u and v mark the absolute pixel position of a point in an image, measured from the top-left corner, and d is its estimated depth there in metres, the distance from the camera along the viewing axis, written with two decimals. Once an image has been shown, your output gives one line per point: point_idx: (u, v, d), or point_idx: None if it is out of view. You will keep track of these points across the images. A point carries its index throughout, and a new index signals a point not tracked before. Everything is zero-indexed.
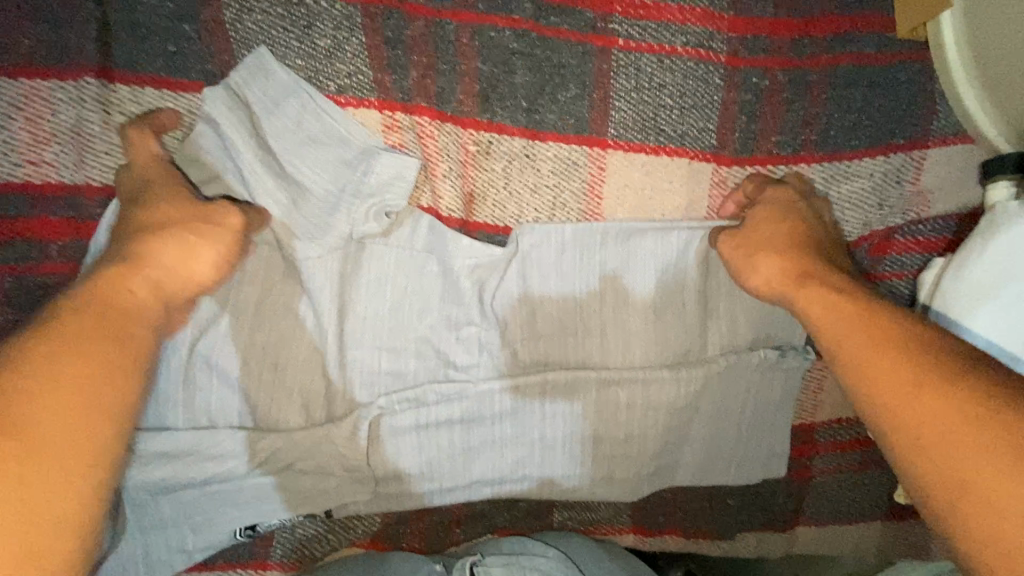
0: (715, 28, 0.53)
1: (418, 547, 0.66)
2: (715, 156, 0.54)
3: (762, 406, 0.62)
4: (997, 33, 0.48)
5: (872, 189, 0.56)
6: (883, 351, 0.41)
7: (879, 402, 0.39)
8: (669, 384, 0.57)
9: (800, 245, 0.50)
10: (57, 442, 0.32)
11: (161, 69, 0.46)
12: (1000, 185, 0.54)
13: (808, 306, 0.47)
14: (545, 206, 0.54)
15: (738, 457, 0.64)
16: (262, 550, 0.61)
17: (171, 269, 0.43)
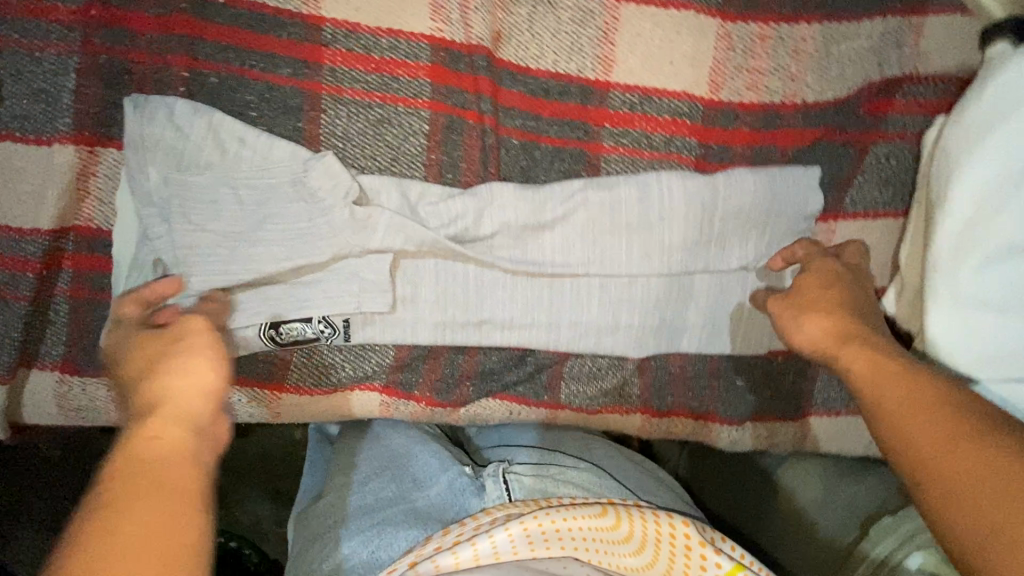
0: None
1: (427, 396, 0.66)
2: (721, 13, 0.60)
3: (768, 251, 0.63)
4: None
5: (870, 49, 0.60)
6: (921, 403, 0.42)
7: (924, 467, 0.39)
8: (674, 216, 0.61)
9: (843, 303, 0.53)
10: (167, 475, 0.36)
11: None
12: (1003, 41, 0.57)
13: (848, 361, 0.48)
14: (564, 50, 0.60)
15: (745, 312, 0.65)
16: (279, 372, 0.63)
17: (177, 377, 0.42)
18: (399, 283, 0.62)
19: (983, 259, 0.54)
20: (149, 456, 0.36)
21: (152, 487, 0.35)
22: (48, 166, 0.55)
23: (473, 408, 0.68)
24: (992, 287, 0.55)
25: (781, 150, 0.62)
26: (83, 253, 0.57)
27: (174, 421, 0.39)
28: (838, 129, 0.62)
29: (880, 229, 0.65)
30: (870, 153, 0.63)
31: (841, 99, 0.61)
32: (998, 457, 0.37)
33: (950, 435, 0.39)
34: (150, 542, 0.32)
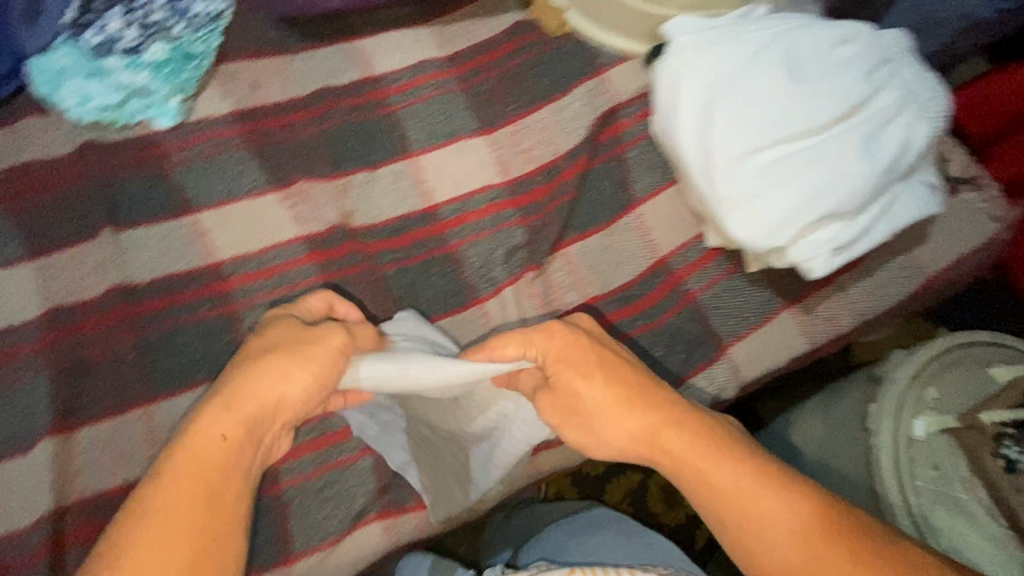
0: (448, 78, 0.90)
1: (418, 499, 0.74)
2: (482, 130, 0.86)
3: (602, 253, 0.83)
4: (606, 13, 0.91)
5: (586, 106, 0.87)
6: (754, 472, 0.59)
7: (748, 537, 0.58)
8: (518, 265, 0.81)
9: (614, 376, 0.65)
10: (185, 515, 0.51)
11: (148, 215, 0.79)
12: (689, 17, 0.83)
13: (671, 445, 0.62)
14: (394, 201, 0.83)
15: (616, 298, 0.82)
16: (283, 545, 0.69)
17: (584, 396, 0.65)
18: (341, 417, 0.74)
19: (729, 173, 0.74)
20: (211, 455, 0.54)
21: (702, 441, 0.62)
22: (43, 462, 0.67)
23: (463, 491, 0.76)
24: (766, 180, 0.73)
25: (569, 185, 0.84)
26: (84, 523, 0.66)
27: (228, 428, 0.56)
28: (596, 156, 0.85)
29: (669, 197, 0.85)
30: (628, 157, 0.86)
31: (582, 140, 0.86)
32: (815, 540, 0.55)
33: (757, 518, 0.57)
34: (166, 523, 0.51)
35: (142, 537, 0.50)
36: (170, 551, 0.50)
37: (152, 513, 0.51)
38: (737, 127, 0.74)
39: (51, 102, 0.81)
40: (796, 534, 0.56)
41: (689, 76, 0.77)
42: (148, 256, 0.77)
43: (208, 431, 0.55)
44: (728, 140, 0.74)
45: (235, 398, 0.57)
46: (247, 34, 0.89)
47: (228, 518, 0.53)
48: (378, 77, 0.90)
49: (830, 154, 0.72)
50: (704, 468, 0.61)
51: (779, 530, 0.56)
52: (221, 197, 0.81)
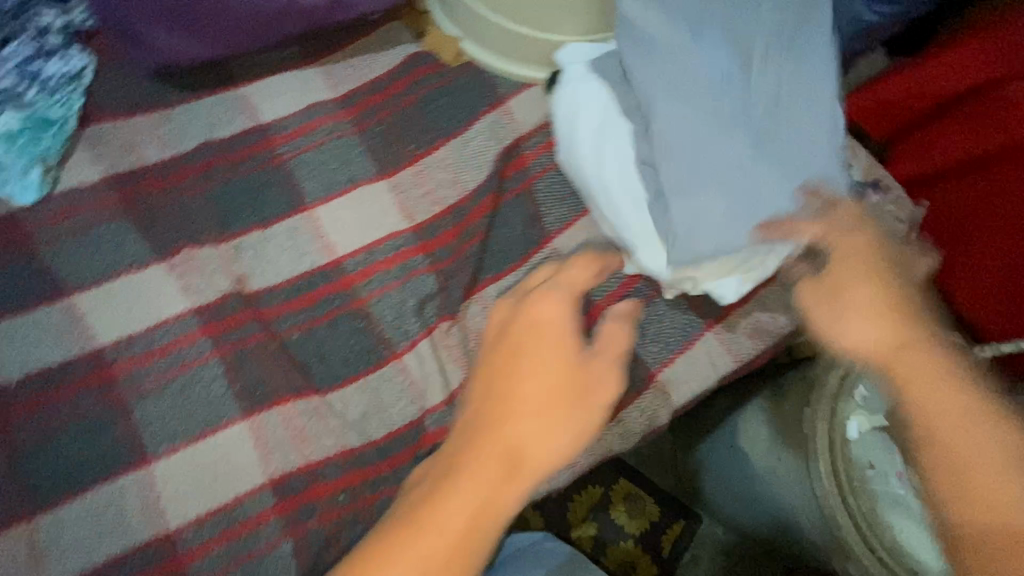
0: (342, 121, 0.85)
1: None
2: (381, 175, 0.82)
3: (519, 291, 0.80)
4: (495, 38, 0.87)
5: (489, 140, 0.84)
6: (973, 417, 0.48)
7: (941, 438, 0.48)
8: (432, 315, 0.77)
9: (895, 307, 0.54)
10: (524, 454, 0.53)
11: (14, 304, 0.72)
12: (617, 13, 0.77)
13: (909, 367, 0.51)
14: (292, 259, 0.78)
15: None
16: None
17: (853, 310, 0.55)
18: (247, 506, 0.67)
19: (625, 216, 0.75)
20: (508, 434, 0.53)
21: (909, 351, 0.52)
22: None
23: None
24: (685, 219, 0.70)
25: (475, 227, 0.80)
26: None
27: (534, 355, 0.58)
28: (504, 192, 0.82)
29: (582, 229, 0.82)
30: (536, 188, 0.83)
31: (488, 176, 0.83)
32: (998, 479, 0.45)
33: (973, 429, 0.47)
34: (519, 410, 0.55)
35: (462, 451, 0.53)
36: (431, 539, 0.49)
37: (455, 451, 0.54)
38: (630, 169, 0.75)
39: None
40: (956, 472, 0.46)
41: (582, 112, 0.77)
42: (18, 351, 0.70)
43: (553, 434, 0.54)
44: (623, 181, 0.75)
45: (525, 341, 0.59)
46: (116, 93, 0.82)
47: (535, 463, 0.53)
48: (266, 125, 0.85)
49: (761, 186, 0.68)
50: (930, 364, 0.51)
51: (988, 450, 0.46)
52: (98, 276, 0.74)
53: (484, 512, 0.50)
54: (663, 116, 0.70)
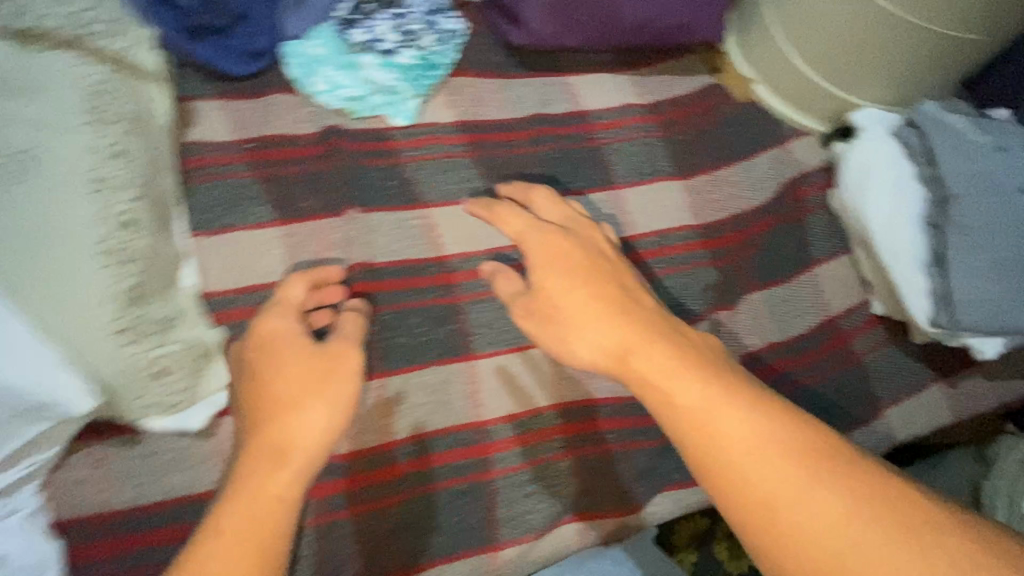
0: (649, 123, 0.98)
1: (605, 507, 0.83)
2: (678, 176, 0.95)
3: (782, 303, 0.90)
4: (791, 89, 1.01)
5: (774, 170, 0.96)
6: (810, 451, 0.51)
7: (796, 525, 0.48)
8: (707, 304, 0.88)
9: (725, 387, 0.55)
10: (297, 455, 0.59)
11: (383, 200, 0.84)
12: (925, 104, 0.89)
13: (671, 391, 0.57)
14: (600, 226, 0.89)
15: (790, 346, 0.89)
16: (492, 533, 0.78)
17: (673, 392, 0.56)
18: (541, 420, 0.82)
19: (912, 260, 0.84)
20: (275, 439, 0.59)
21: (762, 443, 0.52)
22: None
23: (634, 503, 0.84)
24: (968, 290, 0.79)
25: (753, 241, 0.92)
26: (326, 484, 0.73)
27: (564, 272, 0.69)
28: (782, 215, 0.93)
29: (839, 264, 0.93)
30: (810, 219, 0.94)
31: (771, 198, 0.94)
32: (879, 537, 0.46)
33: (898, 532, 0.47)
34: (576, 319, 0.65)
35: (260, 431, 0.60)
36: (259, 521, 0.54)
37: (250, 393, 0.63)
38: (917, 220, 0.86)
39: (302, 86, 0.88)
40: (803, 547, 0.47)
41: (879, 164, 0.89)
42: (384, 239, 0.82)
43: (674, 385, 0.57)
44: (910, 229, 0.85)
45: (548, 261, 0.70)
46: (476, 54, 0.97)
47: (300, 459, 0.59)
48: (585, 110, 0.98)
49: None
50: (722, 433, 0.53)
51: (840, 524, 0.47)
52: (447, 198, 0.88)
53: (278, 520, 0.55)
54: (969, 199, 0.81)
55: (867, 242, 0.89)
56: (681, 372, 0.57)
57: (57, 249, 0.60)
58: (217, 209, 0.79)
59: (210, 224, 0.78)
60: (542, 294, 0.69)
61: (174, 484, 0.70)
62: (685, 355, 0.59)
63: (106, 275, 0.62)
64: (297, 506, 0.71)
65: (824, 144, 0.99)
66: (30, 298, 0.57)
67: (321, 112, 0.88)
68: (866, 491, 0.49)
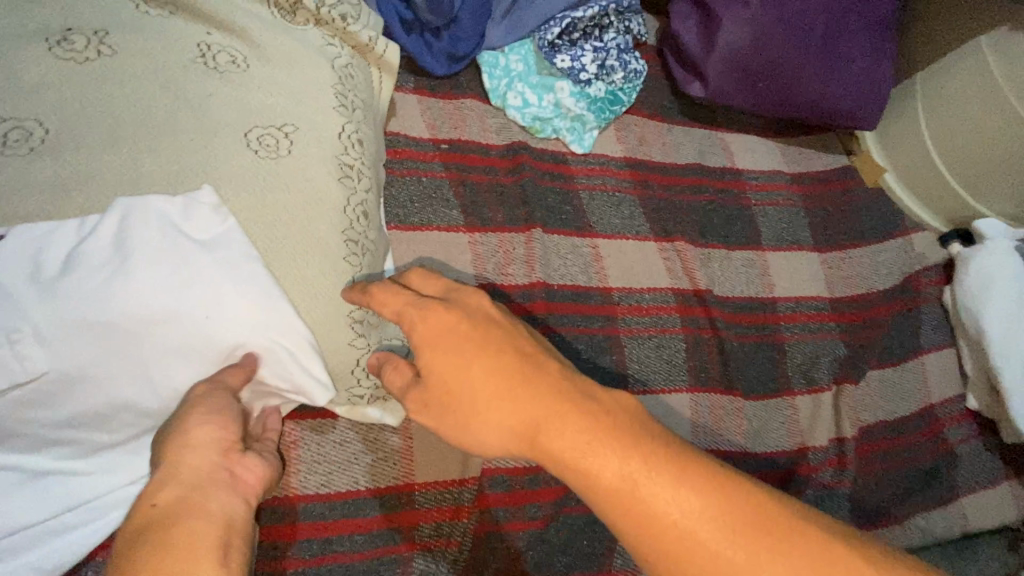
0: (792, 192, 1.04)
1: None
2: (815, 247, 1.01)
3: (893, 383, 0.97)
4: (921, 185, 1.08)
5: (897, 257, 1.04)
6: (716, 484, 0.42)
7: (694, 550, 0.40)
8: (831, 373, 0.94)
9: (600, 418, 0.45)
10: None
11: (559, 225, 0.87)
12: None
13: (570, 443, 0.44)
14: (745, 283, 0.95)
15: (894, 423, 0.96)
16: (608, 561, 0.77)
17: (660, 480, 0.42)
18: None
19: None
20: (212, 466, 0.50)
21: (600, 473, 0.43)
22: None
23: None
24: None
25: (880, 321, 0.99)
26: (489, 494, 0.72)
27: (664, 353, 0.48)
28: (901, 301, 1.01)
29: (946, 356, 1.01)
30: (923, 311, 1.02)
31: (892, 285, 1.02)
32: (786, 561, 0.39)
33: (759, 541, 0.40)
34: (481, 412, 0.47)
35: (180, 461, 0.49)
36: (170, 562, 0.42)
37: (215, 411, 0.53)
38: None
39: (496, 98, 0.89)
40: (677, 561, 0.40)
41: (1004, 273, 0.96)
42: (558, 262, 0.85)
43: (592, 446, 0.44)
44: None
45: (437, 343, 0.50)
46: (648, 96, 1.02)
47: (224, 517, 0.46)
48: (738, 168, 1.03)
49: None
50: (605, 466, 0.43)
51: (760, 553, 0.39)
52: (614, 231, 0.90)
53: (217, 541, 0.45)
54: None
55: (980, 343, 0.96)
56: (595, 446, 0.43)
57: (310, 231, 0.60)
58: (412, 205, 0.79)
59: (405, 220, 0.78)
60: (435, 384, 0.50)
61: (337, 483, 0.66)
62: (604, 428, 0.44)
63: (346, 265, 0.62)
64: (466, 514, 0.70)
65: (942, 243, 1.07)
66: (289, 279, 0.58)
67: (508, 125, 0.90)
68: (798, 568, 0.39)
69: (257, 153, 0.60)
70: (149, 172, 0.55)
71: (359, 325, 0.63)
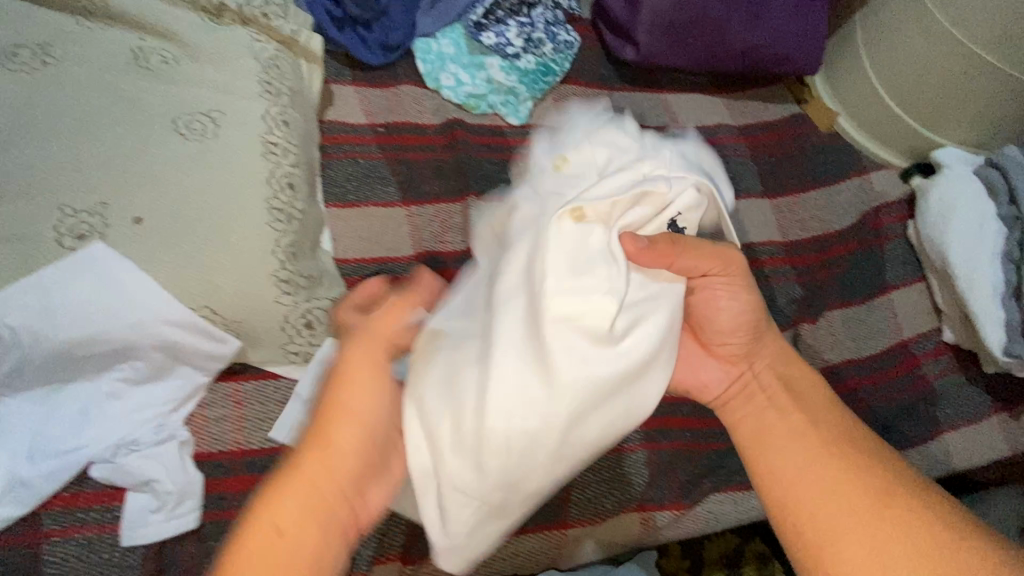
0: (741, 143, 1.04)
1: (677, 502, 0.82)
2: (766, 194, 1.01)
3: (857, 322, 0.95)
4: (876, 123, 1.07)
5: (855, 196, 1.02)
6: (841, 454, 0.55)
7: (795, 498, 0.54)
8: (789, 315, 0.93)
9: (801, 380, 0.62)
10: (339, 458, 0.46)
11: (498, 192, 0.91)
12: (1008, 148, 0.94)
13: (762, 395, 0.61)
14: None
15: (861, 361, 0.94)
16: (563, 511, 0.78)
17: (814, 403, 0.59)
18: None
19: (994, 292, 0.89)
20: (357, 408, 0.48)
21: (784, 411, 0.59)
22: None
23: (707, 504, 0.84)
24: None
25: (840, 261, 0.98)
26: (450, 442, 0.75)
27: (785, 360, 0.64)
28: (862, 240, 0.99)
29: (916, 291, 0.98)
30: (887, 249, 0.99)
31: (851, 224, 1.00)
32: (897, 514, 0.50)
33: (858, 498, 0.52)
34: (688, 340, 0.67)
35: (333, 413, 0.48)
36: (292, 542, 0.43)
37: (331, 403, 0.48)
38: (997, 259, 0.90)
39: (431, 81, 0.94)
40: (841, 482, 0.53)
41: (960, 201, 0.94)
42: None
43: (759, 404, 0.61)
44: (991, 265, 0.90)
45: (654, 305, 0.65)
46: (584, 65, 1.05)
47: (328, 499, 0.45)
48: (681, 125, 1.05)
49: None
50: (761, 417, 0.60)
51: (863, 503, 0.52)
52: None
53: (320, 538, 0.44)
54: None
55: (944, 272, 0.94)
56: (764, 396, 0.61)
57: (235, 201, 0.66)
58: (349, 183, 0.84)
59: (342, 197, 0.83)
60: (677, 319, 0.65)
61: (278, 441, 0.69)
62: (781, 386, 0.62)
63: (270, 230, 0.67)
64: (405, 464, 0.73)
65: (903, 178, 1.05)
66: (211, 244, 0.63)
67: (444, 105, 0.95)
68: (880, 526, 0.50)
69: (183, 136, 0.66)
70: (82, 156, 0.62)
71: (285, 284, 0.66)
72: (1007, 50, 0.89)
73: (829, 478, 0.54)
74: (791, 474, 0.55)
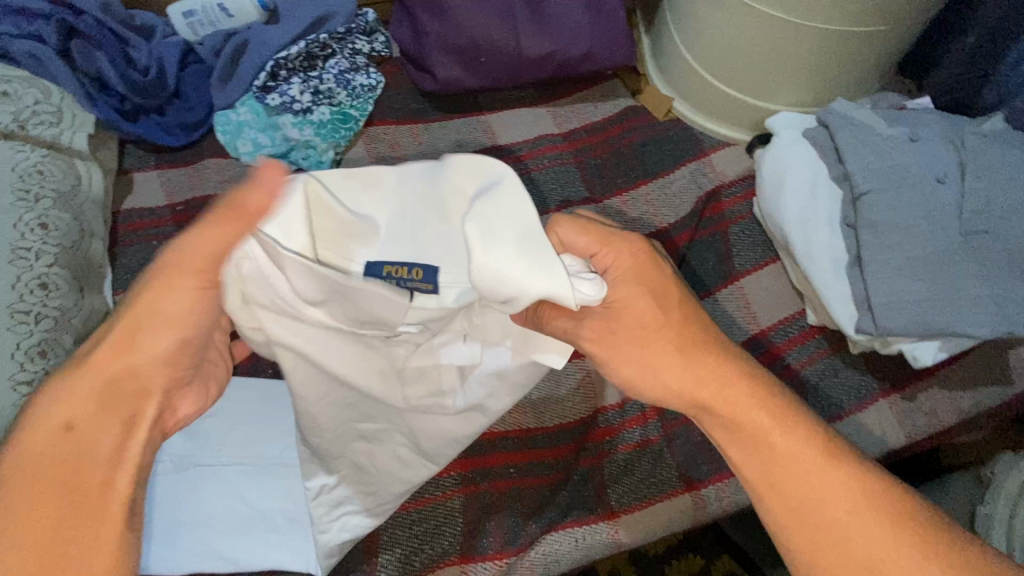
0: (564, 149, 1.00)
1: (501, 550, 0.75)
2: (592, 198, 0.95)
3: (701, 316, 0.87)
4: (709, 102, 1.01)
5: (690, 182, 0.95)
6: (804, 461, 0.53)
7: (794, 528, 0.52)
8: None
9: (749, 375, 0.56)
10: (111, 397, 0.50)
11: None
12: (836, 103, 0.85)
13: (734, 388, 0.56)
14: None
15: None
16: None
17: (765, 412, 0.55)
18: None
19: (834, 266, 0.79)
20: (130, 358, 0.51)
21: (753, 426, 0.55)
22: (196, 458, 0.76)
23: (540, 547, 0.76)
24: (885, 292, 0.73)
25: (678, 254, 0.90)
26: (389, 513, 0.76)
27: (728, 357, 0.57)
28: (701, 230, 0.92)
29: (771, 274, 0.89)
30: (731, 233, 0.92)
31: (689, 212, 0.93)
32: (869, 513, 0.51)
33: (848, 500, 0.52)
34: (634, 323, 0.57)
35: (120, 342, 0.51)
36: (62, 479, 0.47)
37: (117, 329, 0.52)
38: (833, 228, 0.80)
39: (229, 149, 0.96)
40: (849, 478, 0.52)
41: (788, 168, 0.84)
42: None
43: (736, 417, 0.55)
44: (828, 237, 0.80)
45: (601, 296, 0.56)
46: (393, 104, 1.04)
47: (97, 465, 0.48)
48: (501, 145, 1.01)
49: (967, 280, 0.71)
50: (738, 435, 0.55)
51: (852, 518, 0.51)
52: None
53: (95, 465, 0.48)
54: (880, 192, 0.75)
55: (787, 249, 0.85)
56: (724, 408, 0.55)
57: None
58: (140, 268, 0.87)
59: (134, 282, 0.86)
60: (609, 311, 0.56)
61: None
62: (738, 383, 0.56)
63: (11, 334, 0.69)
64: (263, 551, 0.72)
65: (747, 153, 0.97)
66: None
67: (246, 171, 0.96)
68: (878, 517, 0.51)
69: None
70: None
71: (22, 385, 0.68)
72: (788, 4, 0.81)
73: (849, 501, 0.51)
74: (810, 475, 0.52)
